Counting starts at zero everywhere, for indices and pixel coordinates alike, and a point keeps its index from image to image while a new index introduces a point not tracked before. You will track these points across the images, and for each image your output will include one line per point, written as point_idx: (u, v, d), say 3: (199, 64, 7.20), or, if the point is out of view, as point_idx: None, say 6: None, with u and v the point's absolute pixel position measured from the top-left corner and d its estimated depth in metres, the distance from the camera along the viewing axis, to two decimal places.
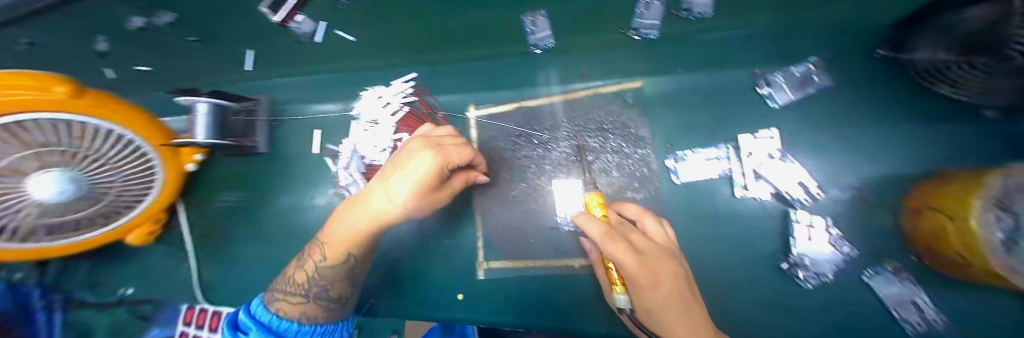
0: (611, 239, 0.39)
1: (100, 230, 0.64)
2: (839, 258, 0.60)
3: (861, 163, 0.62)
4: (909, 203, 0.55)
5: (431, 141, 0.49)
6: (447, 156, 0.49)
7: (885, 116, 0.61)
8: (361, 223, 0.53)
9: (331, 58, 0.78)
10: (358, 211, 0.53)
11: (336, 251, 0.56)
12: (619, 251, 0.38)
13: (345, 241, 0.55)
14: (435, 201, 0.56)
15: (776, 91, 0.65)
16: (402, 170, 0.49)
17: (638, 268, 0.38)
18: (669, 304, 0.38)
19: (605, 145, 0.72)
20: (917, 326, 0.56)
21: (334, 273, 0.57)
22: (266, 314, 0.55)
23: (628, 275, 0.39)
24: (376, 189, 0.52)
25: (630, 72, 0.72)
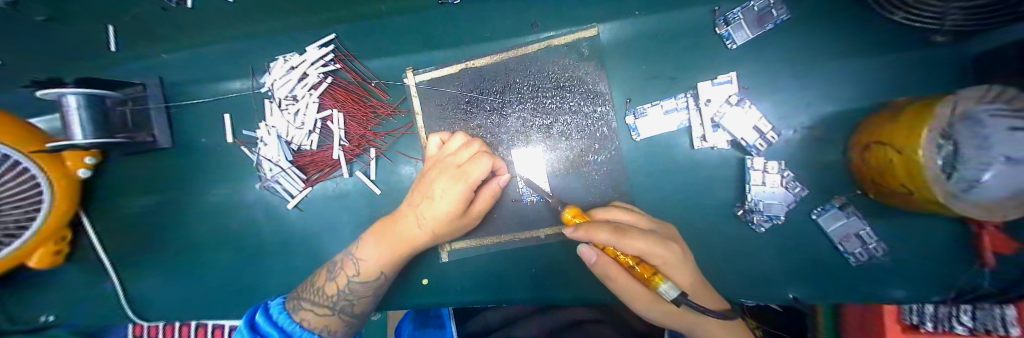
0: (625, 232, 0.46)
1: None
2: (793, 201, 0.58)
3: (816, 102, 0.59)
4: (858, 138, 0.54)
5: (453, 166, 0.56)
6: (470, 173, 0.54)
7: (841, 48, 0.58)
8: (396, 242, 0.59)
9: (229, 24, 0.67)
10: (394, 236, 0.59)
11: (370, 269, 0.59)
12: (636, 239, 0.46)
13: (381, 260, 0.59)
14: (458, 222, 0.59)
15: (735, 29, 0.58)
16: (436, 193, 0.56)
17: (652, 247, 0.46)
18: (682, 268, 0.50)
19: (563, 104, 0.66)
20: (859, 256, 0.57)
21: (365, 289, 0.60)
22: (291, 323, 0.56)
23: (654, 259, 0.47)
24: (410, 213, 0.59)
25: (582, 18, 0.64)
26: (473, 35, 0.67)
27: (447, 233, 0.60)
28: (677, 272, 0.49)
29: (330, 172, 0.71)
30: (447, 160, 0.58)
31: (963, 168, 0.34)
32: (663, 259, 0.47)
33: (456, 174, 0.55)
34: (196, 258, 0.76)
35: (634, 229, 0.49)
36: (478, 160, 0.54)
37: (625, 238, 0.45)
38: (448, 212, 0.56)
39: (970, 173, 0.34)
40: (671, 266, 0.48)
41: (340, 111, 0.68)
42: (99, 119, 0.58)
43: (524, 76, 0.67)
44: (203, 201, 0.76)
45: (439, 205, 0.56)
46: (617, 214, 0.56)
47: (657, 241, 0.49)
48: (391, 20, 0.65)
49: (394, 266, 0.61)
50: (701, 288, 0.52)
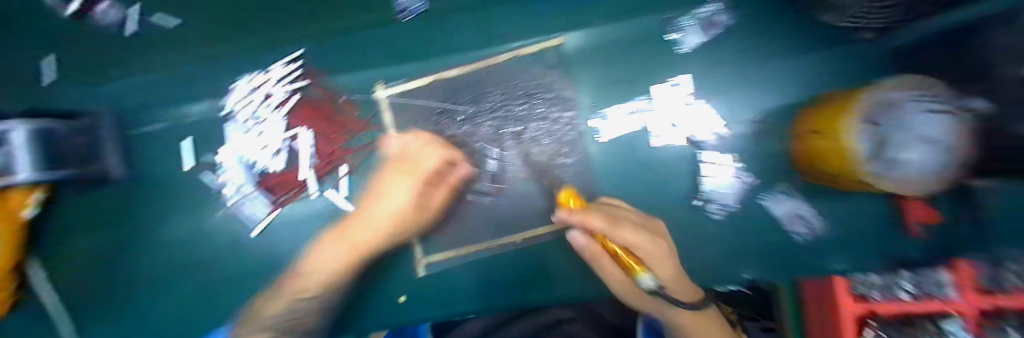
0: (617, 225, 0.51)
1: None
2: (742, 190, 0.65)
3: (756, 99, 0.65)
4: (797, 128, 0.59)
5: (407, 164, 0.64)
6: (417, 168, 0.63)
7: (772, 51, 0.65)
8: (344, 252, 0.61)
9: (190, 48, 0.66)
10: (345, 240, 0.62)
11: (315, 282, 0.59)
12: (628, 232, 0.51)
13: (331, 268, 0.60)
14: (408, 215, 0.63)
15: (685, 35, 0.65)
16: (387, 190, 0.63)
17: (642, 241, 0.50)
18: (671, 264, 0.54)
19: (532, 111, 0.70)
20: (804, 235, 0.63)
21: (314, 300, 0.59)
22: None
23: (640, 252, 0.51)
24: (363, 216, 0.63)
25: (546, 28, 0.67)
26: (443, 48, 0.69)
27: (400, 230, 0.64)
28: (663, 269, 0.52)
29: (298, 193, 0.69)
30: (401, 157, 0.66)
31: (889, 149, 0.37)
32: (651, 254, 0.51)
33: (407, 168, 0.63)
34: (154, 293, 0.72)
35: (629, 223, 0.54)
36: (430, 151, 0.66)
37: (616, 229, 0.51)
38: (403, 207, 0.62)
39: (895, 151, 0.36)
40: (659, 260, 0.52)
41: (309, 129, 0.68)
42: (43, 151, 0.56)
43: (495, 86, 0.69)
44: (166, 229, 0.73)
45: (388, 204, 0.62)
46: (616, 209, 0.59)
47: (648, 237, 0.52)
48: (358, 37, 0.66)
49: (341, 276, 0.61)
50: (684, 289, 0.55)
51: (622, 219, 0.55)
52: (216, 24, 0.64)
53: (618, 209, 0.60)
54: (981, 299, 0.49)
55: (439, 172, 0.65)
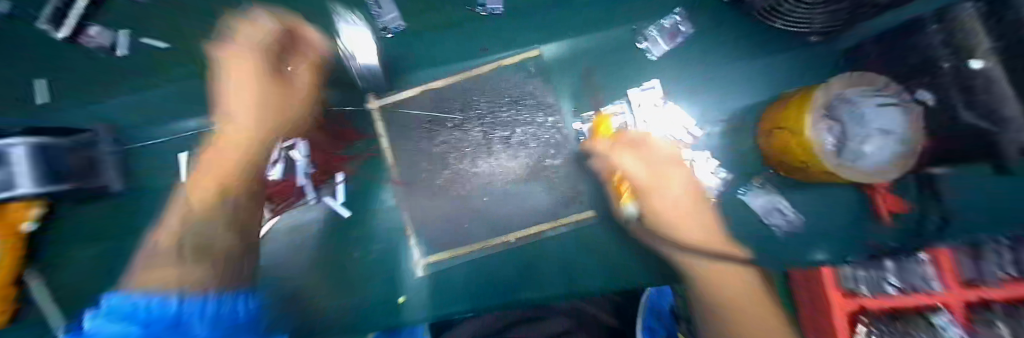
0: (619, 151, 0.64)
1: None
2: (720, 185, 0.68)
3: (728, 99, 0.69)
4: (763, 126, 0.63)
5: (250, 39, 0.62)
6: (242, 63, 0.62)
7: (742, 55, 0.69)
8: (220, 164, 0.62)
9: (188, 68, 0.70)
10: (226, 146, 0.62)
11: (204, 203, 0.59)
12: (627, 160, 0.63)
13: (209, 178, 0.61)
14: (265, 122, 0.63)
15: (652, 44, 0.69)
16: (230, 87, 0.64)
17: (636, 169, 0.62)
18: (673, 193, 0.63)
19: (518, 117, 0.74)
20: (782, 226, 0.66)
21: (215, 218, 0.58)
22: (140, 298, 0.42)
23: (635, 180, 0.63)
24: (230, 114, 0.64)
25: (526, 40, 0.71)
26: (428, 61, 0.72)
27: (280, 111, 0.64)
28: (648, 197, 0.63)
29: (296, 200, 0.71)
30: (239, 46, 0.63)
31: (850, 142, 0.50)
32: (646, 182, 0.63)
33: (241, 53, 0.62)
34: None
35: (639, 152, 0.65)
36: (259, 24, 0.63)
37: (617, 154, 0.64)
38: (248, 86, 0.61)
39: (858, 145, 0.50)
40: (653, 187, 0.63)
41: (307, 141, 0.71)
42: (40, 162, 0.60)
43: (480, 94, 0.74)
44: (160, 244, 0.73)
45: (241, 109, 0.62)
46: (642, 148, 0.65)
47: (647, 168, 0.63)
48: (349, 52, 0.71)
49: (235, 175, 0.61)
50: (686, 225, 0.62)
51: (636, 149, 0.65)
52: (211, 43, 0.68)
53: (643, 149, 0.65)
54: (966, 292, 0.45)
55: (270, 55, 0.62)
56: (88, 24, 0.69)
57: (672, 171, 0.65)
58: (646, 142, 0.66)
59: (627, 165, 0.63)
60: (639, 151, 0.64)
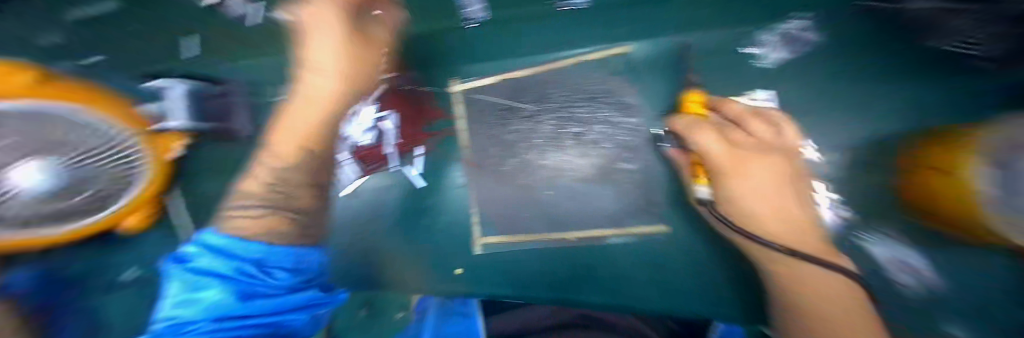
0: (696, 129, 0.61)
1: (75, 224, 0.56)
2: (839, 222, 0.57)
3: (851, 123, 0.61)
4: (905, 166, 0.54)
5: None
6: (323, 18, 0.64)
7: (877, 73, 0.61)
8: (303, 123, 0.64)
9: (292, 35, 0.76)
10: (308, 107, 0.64)
11: (286, 153, 0.62)
12: (704, 137, 0.59)
13: (298, 133, 0.63)
14: (355, 81, 0.67)
15: (770, 50, 0.64)
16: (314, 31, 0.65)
17: (713, 147, 0.57)
18: (766, 183, 0.55)
19: (595, 114, 0.72)
20: (914, 287, 0.50)
21: (292, 177, 0.60)
22: (224, 238, 0.50)
23: (713, 161, 0.57)
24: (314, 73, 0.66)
25: (616, 37, 0.70)
26: (512, 49, 0.73)
27: (353, 78, 0.67)
28: (737, 180, 0.56)
29: (384, 165, 0.75)
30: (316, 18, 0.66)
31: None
32: (728, 164, 0.57)
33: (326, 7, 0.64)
34: None
35: (722, 132, 0.59)
36: None
37: (693, 133, 0.61)
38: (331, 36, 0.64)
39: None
40: (736, 170, 0.56)
41: (397, 113, 0.76)
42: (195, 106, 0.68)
43: (559, 87, 0.73)
44: None
45: (323, 67, 0.64)
46: (734, 132, 0.59)
47: (728, 148, 0.57)
48: (438, 37, 0.73)
49: (325, 140, 0.65)
50: (777, 219, 0.52)
51: (727, 130, 0.59)
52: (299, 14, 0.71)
53: (738, 133, 0.59)
54: None
55: (347, 21, 0.65)
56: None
57: (772, 162, 0.57)
58: (747, 125, 0.59)
59: (705, 140, 0.59)
60: (726, 133, 0.59)
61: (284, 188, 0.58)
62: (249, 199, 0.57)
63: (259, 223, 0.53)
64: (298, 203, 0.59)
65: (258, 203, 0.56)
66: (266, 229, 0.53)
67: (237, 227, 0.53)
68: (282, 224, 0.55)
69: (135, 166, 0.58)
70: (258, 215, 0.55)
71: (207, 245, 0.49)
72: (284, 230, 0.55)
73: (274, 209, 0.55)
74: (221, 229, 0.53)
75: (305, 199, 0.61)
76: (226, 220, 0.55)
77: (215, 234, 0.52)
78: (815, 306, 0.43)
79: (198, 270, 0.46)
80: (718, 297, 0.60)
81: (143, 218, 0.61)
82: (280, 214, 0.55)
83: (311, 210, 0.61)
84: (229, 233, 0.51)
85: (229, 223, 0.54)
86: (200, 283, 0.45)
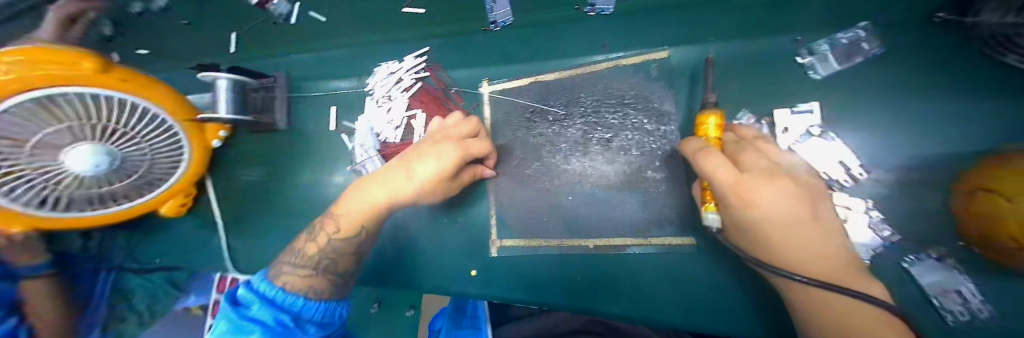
0: (704, 152, 0.46)
1: (136, 202, 0.72)
2: (881, 246, 0.55)
3: (912, 142, 0.56)
4: (963, 186, 0.50)
5: (456, 137, 0.59)
6: (443, 155, 0.55)
7: (949, 88, 0.54)
8: (366, 205, 0.59)
9: (327, 34, 0.77)
10: (378, 186, 0.58)
11: (349, 223, 0.61)
12: (712, 160, 0.44)
13: (360, 216, 0.60)
14: (435, 192, 0.63)
15: (820, 61, 0.58)
16: (431, 153, 0.56)
17: (721, 174, 0.42)
18: (795, 215, 0.42)
19: (625, 121, 0.69)
20: (958, 315, 0.50)
21: (345, 246, 0.62)
22: (271, 289, 0.56)
23: (724, 195, 0.43)
24: (398, 168, 0.58)
25: (654, 42, 0.68)
26: (546, 52, 0.73)
27: (427, 195, 0.63)
28: (745, 212, 0.42)
29: None
30: (448, 131, 0.61)
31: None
32: (748, 199, 0.41)
33: (454, 141, 0.58)
34: (286, 224, 0.90)
35: (737, 156, 0.46)
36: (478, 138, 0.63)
37: (699, 156, 0.47)
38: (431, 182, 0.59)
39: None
40: (753, 202, 0.41)
41: (422, 111, 0.77)
42: (236, 99, 0.74)
43: (589, 92, 0.71)
44: (298, 177, 0.90)
45: (414, 180, 0.57)
46: (748, 152, 0.46)
47: (750, 175, 0.42)
48: (473, 38, 0.73)
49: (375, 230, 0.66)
50: (809, 252, 0.42)
51: (739, 150, 0.47)
52: (340, 17, 0.73)
53: (753, 155, 0.45)
54: None
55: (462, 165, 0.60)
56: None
57: (800, 185, 0.45)
58: (762, 147, 0.49)
59: (713, 167, 0.43)
60: (740, 156, 0.46)
61: (324, 258, 0.61)
62: (300, 259, 0.61)
63: (311, 282, 0.58)
64: (339, 266, 0.63)
65: (308, 262, 0.60)
66: (306, 286, 0.57)
67: (288, 280, 0.58)
68: (321, 282, 0.60)
69: (179, 157, 0.73)
70: (312, 273, 0.59)
71: (257, 294, 0.55)
72: (321, 288, 0.59)
73: (319, 268, 0.60)
74: (273, 279, 0.58)
75: (344, 262, 0.64)
76: (278, 270, 0.61)
77: (259, 281, 0.57)
78: (827, 312, 0.41)
79: (245, 318, 0.52)
80: (735, 308, 0.61)
81: (175, 203, 0.81)
82: (324, 275, 0.60)
83: (346, 272, 0.66)
84: (278, 284, 0.57)
85: (279, 272, 0.60)
86: (245, 329, 0.50)
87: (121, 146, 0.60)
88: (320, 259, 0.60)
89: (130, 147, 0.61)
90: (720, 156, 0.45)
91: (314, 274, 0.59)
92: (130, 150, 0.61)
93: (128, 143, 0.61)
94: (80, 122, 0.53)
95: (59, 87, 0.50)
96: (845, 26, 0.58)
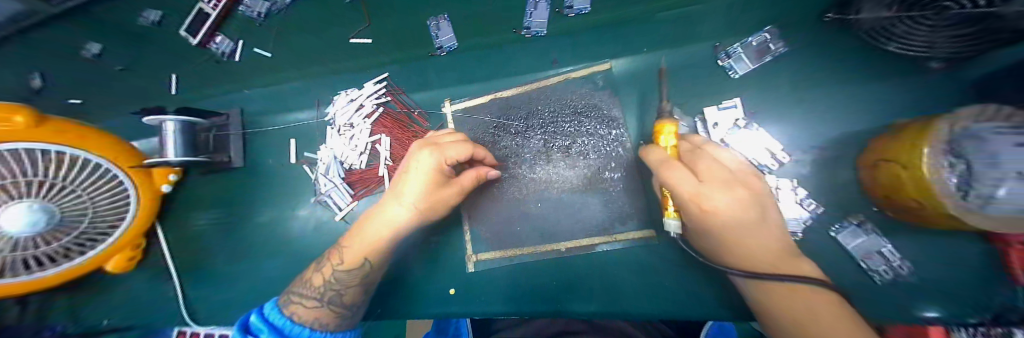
0: (667, 163, 0.49)
1: (82, 258, 0.65)
2: (809, 218, 0.62)
3: (822, 125, 0.64)
4: (865, 158, 0.57)
5: (430, 143, 0.62)
6: (421, 164, 0.60)
7: (840, 77, 0.64)
8: (373, 238, 0.65)
9: (289, 67, 0.79)
10: (376, 222, 0.65)
11: (353, 256, 0.65)
12: (674, 171, 0.47)
13: (366, 247, 0.65)
14: (436, 208, 0.66)
15: (736, 61, 0.66)
16: (412, 167, 0.62)
17: (685, 184, 0.45)
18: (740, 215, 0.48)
19: (581, 128, 0.73)
20: (884, 274, 0.58)
21: (350, 278, 0.66)
22: (280, 317, 0.59)
23: (687, 203, 0.47)
24: (390, 202, 0.65)
25: (598, 55, 0.74)
26: (502, 71, 0.77)
27: (430, 212, 0.66)
28: (705, 217, 0.48)
29: (370, 190, 0.77)
30: (434, 139, 0.65)
31: (977, 186, 0.39)
32: (708, 203, 0.47)
33: (429, 147, 0.61)
34: (251, 265, 0.85)
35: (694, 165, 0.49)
36: (463, 144, 0.63)
37: (662, 167, 0.49)
38: (429, 198, 0.63)
39: (985, 189, 0.39)
40: (709, 205, 0.47)
41: (387, 136, 0.77)
42: (186, 141, 0.71)
43: (545, 104, 0.76)
44: (260, 215, 0.87)
45: (407, 200, 0.63)
46: (705, 160, 0.49)
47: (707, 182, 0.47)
48: (431, 61, 0.77)
49: (384, 253, 0.68)
50: (757, 245, 0.48)
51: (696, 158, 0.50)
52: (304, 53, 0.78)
53: (707, 161, 0.49)
54: None
55: (444, 171, 0.62)
56: (216, 33, 0.78)
57: (746, 186, 0.50)
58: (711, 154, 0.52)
59: (678, 179, 0.46)
60: (696, 165, 0.49)
61: (332, 290, 0.64)
62: (309, 286, 0.65)
63: (317, 315, 0.61)
64: (345, 297, 0.66)
65: (315, 293, 0.64)
66: (312, 317, 0.61)
67: (296, 309, 0.62)
68: (328, 314, 0.63)
69: (125, 209, 0.68)
70: (317, 305, 0.63)
71: (267, 322, 0.58)
72: (327, 320, 0.62)
73: (324, 299, 0.63)
74: (283, 306, 0.62)
75: (350, 295, 0.67)
76: (288, 301, 0.63)
77: (269, 311, 0.61)
78: (785, 307, 0.45)
79: None
80: (697, 291, 0.65)
81: (123, 257, 0.75)
82: (329, 307, 0.63)
83: (355, 303, 0.68)
84: (285, 314, 0.60)
85: (290, 299, 0.64)
86: None
87: (62, 200, 0.56)
88: (326, 290, 0.64)
89: (72, 203, 0.58)
90: (682, 167, 0.47)
91: (325, 306, 0.63)
92: (70, 206, 0.57)
93: (69, 197, 0.57)
94: (20, 178, 0.51)
95: (13, 143, 0.50)
96: (754, 31, 0.66)
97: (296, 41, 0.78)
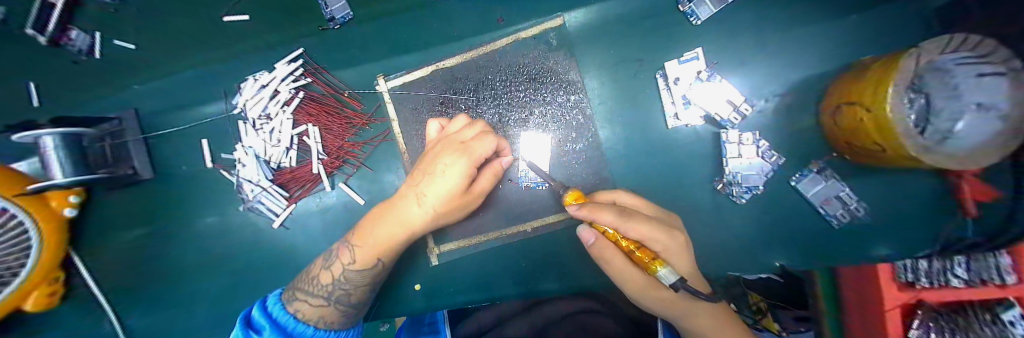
0: (629, 216, 0.42)
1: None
2: (771, 170, 0.59)
3: (783, 69, 0.60)
4: (829, 101, 0.54)
5: (456, 142, 0.51)
6: (452, 168, 0.49)
7: (800, 16, 0.59)
8: (387, 237, 0.53)
9: (177, 54, 0.65)
10: (391, 220, 0.53)
11: (366, 255, 0.54)
12: (640, 223, 0.42)
13: (378, 247, 0.54)
14: (459, 211, 0.55)
15: (698, 4, 0.59)
16: (437, 169, 0.50)
17: (655, 233, 0.43)
18: (682, 253, 0.46)
19: (537, 95, 0.66)
20: (841, 218, 0.58)
21: (361, 278, 0.55)
22: (284, 314, 0.51)
23: (655, 245, 0.43)
24: (409, 197, 0.52)
25: (548, 7, 0.64)
26: (440, 37, 0.67)
27: (449, 216, 0.54)
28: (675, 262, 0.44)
29: (312, 187, 0.71)
30: (452, 138, 0.54)
31: (935, 120, 0.37)
32: (666, 247, 0.44)
33: (458, 149, 0.50)
34: (193, 281, 0.77)
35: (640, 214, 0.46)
36: (484, 138, 0.51)
37: (629, 220, 0.42)
38: (456, 201, 0.53)
39: (943, 124, 0.36)
40: (671, 252, 0.45)
41: (315, 126, 0.67)
42: (77, 157, 0.57)
43: (495, 72, 0.67)
44: (191, 227, 0.77)
45: (429, 203, 0.51)
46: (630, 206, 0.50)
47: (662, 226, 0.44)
48: (352, 32, 0.67)
49: (394, 253, 0.56)
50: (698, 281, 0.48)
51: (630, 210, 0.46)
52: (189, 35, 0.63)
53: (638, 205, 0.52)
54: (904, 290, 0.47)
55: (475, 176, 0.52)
56: (68, 28, 0.62)
57: (669, 221, 0.52)
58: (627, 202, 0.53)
59: (644, 232, 0.42)
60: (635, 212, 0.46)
61: (336, 296, 0.54)
62: (312, 283, 0.54)
63: (322, 314, 0.53)
64: (353, 296, 0.56)
65: (320, 290, 0.54)
66: (317, 315, 0.53)
67: (300, 306, 0.52)
68: (333, 313, 0.54)
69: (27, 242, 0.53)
70: (324, 303, 0.53)
71: (269, 318, 0.50)
72: (333, 318, 0.54)
73: (331, 297, 0.54)
74: (288, 301, 0.53)
75: (357, 294, 0.56)
76: (292, 292, 0.54)
77: (270, 304, 0.53)
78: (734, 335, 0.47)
79: None
80: None
81: (42, 293, 0.60)
82: (336, 306, 0.54)
83: (365, 299, 0.59)
84: (290, 310, 0.52)
85: (293, 292, 0.54)
86: None
87: None
88: (335, 289, 0.54)
89: None
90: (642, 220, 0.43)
91: (330, 304, 0.54)
92: None
93: None
94: None
95: None
96: None
97: (181, 26, 0.65)
